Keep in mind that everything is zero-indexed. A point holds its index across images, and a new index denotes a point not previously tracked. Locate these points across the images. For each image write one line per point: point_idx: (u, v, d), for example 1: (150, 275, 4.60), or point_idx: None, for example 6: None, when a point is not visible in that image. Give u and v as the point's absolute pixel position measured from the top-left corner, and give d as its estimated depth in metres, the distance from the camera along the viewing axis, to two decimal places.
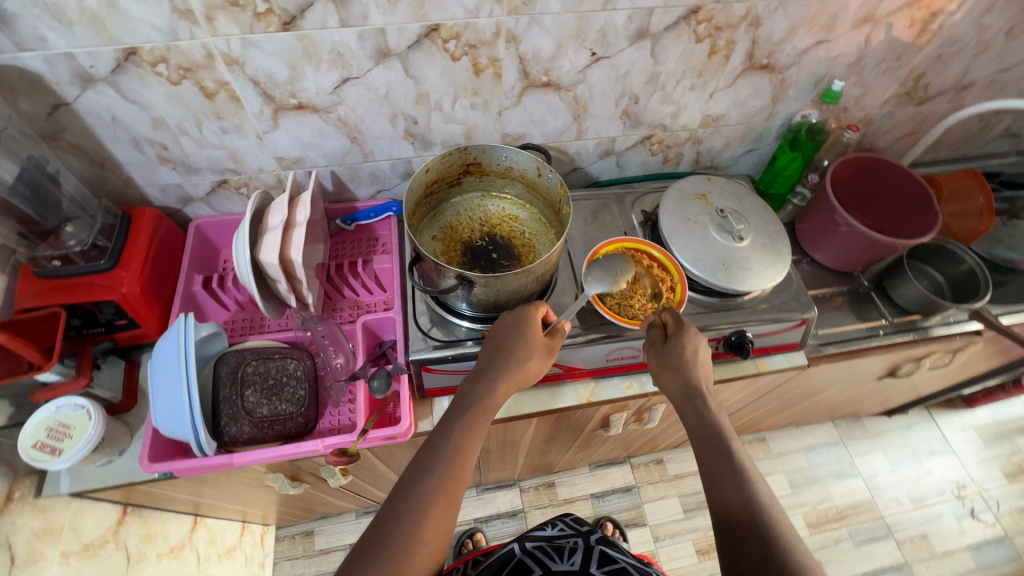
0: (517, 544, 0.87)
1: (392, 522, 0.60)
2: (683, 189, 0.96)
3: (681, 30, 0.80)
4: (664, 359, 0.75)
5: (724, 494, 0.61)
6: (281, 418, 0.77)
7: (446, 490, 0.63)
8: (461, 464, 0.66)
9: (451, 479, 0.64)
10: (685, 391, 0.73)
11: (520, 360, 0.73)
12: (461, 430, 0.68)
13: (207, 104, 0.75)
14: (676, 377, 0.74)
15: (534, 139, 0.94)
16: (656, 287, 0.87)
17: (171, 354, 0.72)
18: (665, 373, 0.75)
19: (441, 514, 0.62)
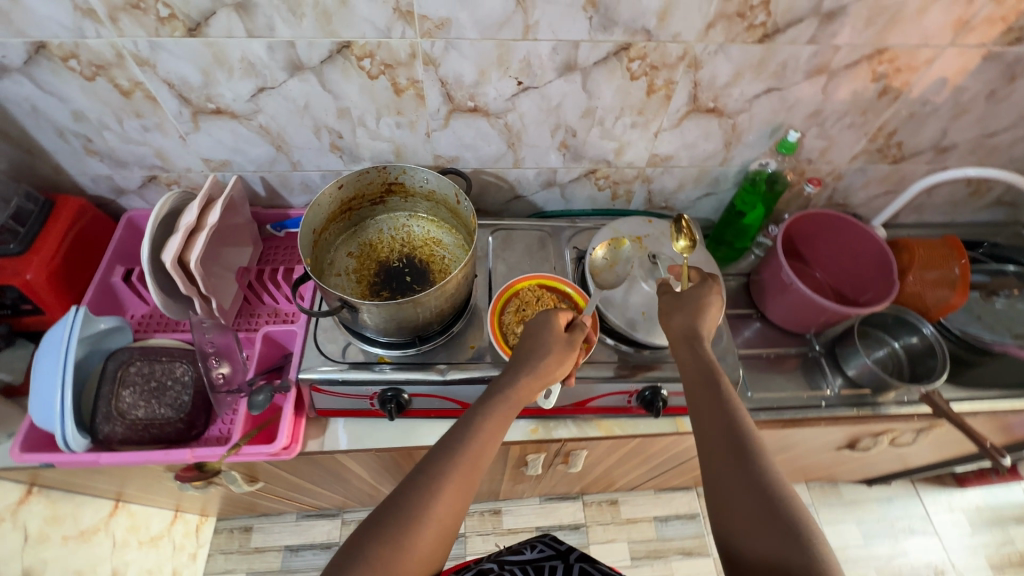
0: (493, 564, 0.73)
1: (404, 510, 0.54)
2: (619, 229, 0.93)
3: (613, 66, 0.76)
4: (675, 301, 0.73)
5: (734, 506, 0.53)
6: (157, 422, 0.76)
7: (461, 482, 0.58)
8: (478, 453, 0.61)
9: (466, 470, 0.59)
10: (687, 334, 0.69)
11: (544, 353, 0.69)
12: (485, 416, 0.64)
13: (124, 101, 0.76)
14: (686, 320, 0.70)
15: (468, 163, 0.91)
16: None
17: (54, 346, 0.72)
18: (676, 313, 0.72)
19: (452, 508, 0.57)
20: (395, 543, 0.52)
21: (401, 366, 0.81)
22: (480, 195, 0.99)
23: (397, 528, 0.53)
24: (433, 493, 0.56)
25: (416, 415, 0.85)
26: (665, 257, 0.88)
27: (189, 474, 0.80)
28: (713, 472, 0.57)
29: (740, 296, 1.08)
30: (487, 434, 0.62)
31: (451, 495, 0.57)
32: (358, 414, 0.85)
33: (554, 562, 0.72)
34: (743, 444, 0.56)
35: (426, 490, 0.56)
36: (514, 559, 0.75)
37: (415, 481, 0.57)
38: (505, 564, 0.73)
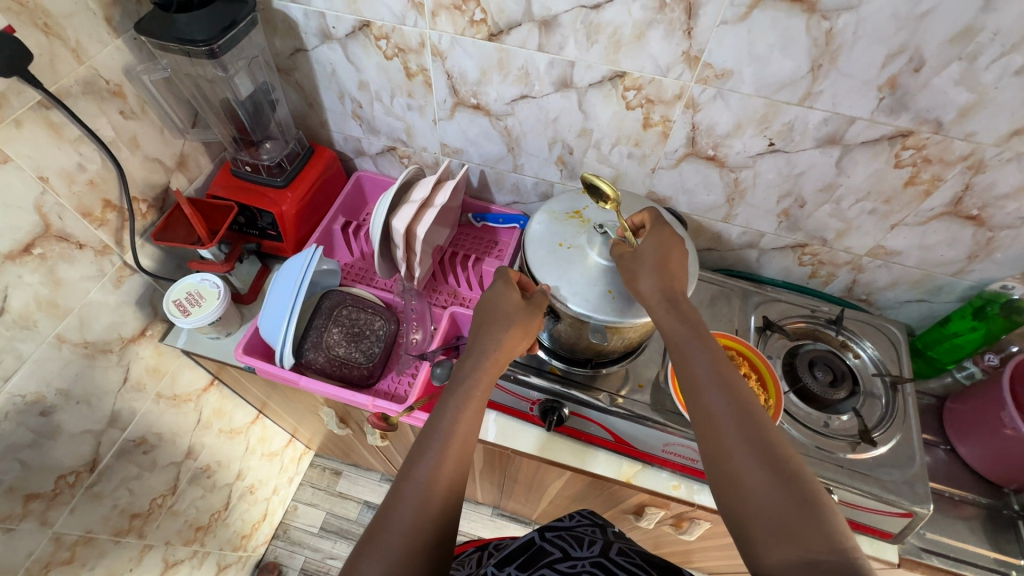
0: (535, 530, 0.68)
1: (400, 492, 0.53)
2: (554, 210, 0.79)
3: (880, 149, 0.73)
4: (634, 262, 0.66)
5: (733, 473, 0.50)
6: (349, 363, 0.84)
7: (454, 447, 0.56)
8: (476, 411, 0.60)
9: (457, 440, 0.57)
10: (662, 291, 0.63)
11: (508, 324, 0.66)
12: (458, 399, 0.60)
13: (405, 81, 0.86)
14: (656, 276, 0.64)
15: (679, 206, 0.92)
16: None
17: (293, 275, 0.83)
18: (644, 270, 0.65)
19: (454, 472, 0.55)
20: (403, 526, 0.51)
21: (569, 382, 0.83)
22: None
23: (404, 511, 0.51)
24: (425, 467, 0.54)
25: (565, 432, 0.87)
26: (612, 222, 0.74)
27: (379, 423, 0.86)
28: (716, 445, 0.52)
29: (928, 420, 0.96)
30: (467, 405, 0.60)
31: (447, 463, 0.55)
32: (511, 412, 0.89)
33: (594, 535, 0.66)
34: (744, 412, 0.52)
35: (421, 471, 0.54)
36: (554, 526, 0.69)
37: (408, 465, 0.55)
38: (546, 533, 0.68)
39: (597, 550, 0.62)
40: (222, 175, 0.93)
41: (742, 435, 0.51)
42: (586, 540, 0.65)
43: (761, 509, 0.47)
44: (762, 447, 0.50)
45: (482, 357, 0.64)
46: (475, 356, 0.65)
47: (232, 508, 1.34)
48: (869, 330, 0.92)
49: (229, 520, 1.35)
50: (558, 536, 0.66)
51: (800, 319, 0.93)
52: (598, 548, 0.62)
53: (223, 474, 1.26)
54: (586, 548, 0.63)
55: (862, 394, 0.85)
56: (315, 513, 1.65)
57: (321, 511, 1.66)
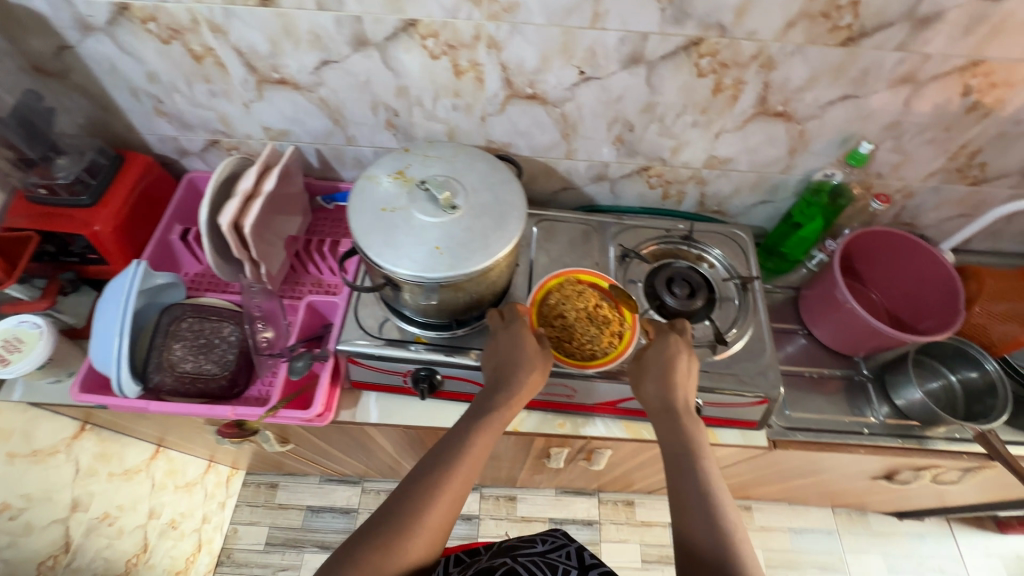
0: (507, 555, 0.73)
1: (377, 540, 0.56)
2: (373, 173, 0.75)
3: (681, 61, 0.74)
4: (641, 369, 0.73)
5: (696, 542, 0.56)
6: (202, 376, 0.80)
7: (444, 505, 0.60)
8: (472, 468, 0.64)
9: (450, 496, 0.61)
10: (661, 397, 0.70)
11: (529, 366, 0.71)
12: (467, 446, 0.66)
13: (195, 66, 0.78)
14: (659, 385, 0.70)
15: (521, 150, 0.90)
16: (601, 329, 0.80)
17: (115, 297, 0.76)
18: (646, 379, 0.72)
19: (435, 532, 0.59)
20: (385, 544, 0.56)
21: (437, 349, 0.81)
22: (529, 184, 0.98)
23: (375, 545, 0.56)
24: (415, 515, 0.59)
25: (446, 397, 0.86)
26: (435, 178, 0.74)
27: (230, 431, 0.85)
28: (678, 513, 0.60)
29: (787, 311, 1.04)
30: (467, 465, 0.64)
31: (433, 519, 0.59)
32: (390, 390, 0.87)
33: (569, 564, 0.70)
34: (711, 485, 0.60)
35: (403, 519, 0.58)
36: (526, 551, 0.74)
37: (393, 514, 0.59)
38: (519, 558, 0.72)
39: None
40: (17, 203, 0.82)
41: (709, 513, 0.57)
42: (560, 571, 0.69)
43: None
44: (722, 528, 0.56)
45: (498, 412, 0.69)
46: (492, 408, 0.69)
47: (152, 548, 1.28)
48: (721, 239, 0.96)
49: (152, 562, 1.28)
50: (531, 562, 0.71)
51: (655, 242, 0.95)
52: None
53: (130, 517, 1.19)
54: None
55: (717, 299, 0.89)
56: (258, 531, 1.56)
57: (263, 527, 1.58)
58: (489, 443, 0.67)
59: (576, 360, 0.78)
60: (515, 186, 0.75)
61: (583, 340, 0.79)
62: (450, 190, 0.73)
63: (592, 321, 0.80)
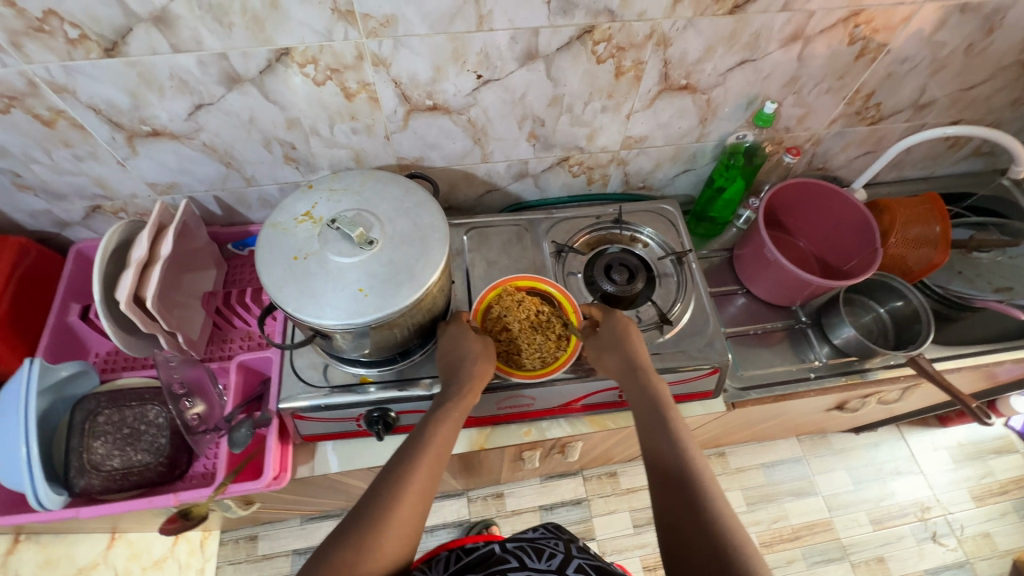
0: (499, 543, 0.78)
1: (347, 541, 0.53)
2: (278, 219, 0.70)
3: (577, 51, 0.72)
4: (600, 342, 0.75)
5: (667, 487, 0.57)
6: (135, 469, 0.74)
7: (412, 497, 0.58)
8: (435, 463, 0.62)
9: (416, 487, 0.59)
10: (624, 363, 0.71)
11: (472, 358, 0.71)
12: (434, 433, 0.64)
13: (48, 131, 0.69)
14: (617, 355, 0.72)
15: (435, 162, 0.86)
16: (546, 335, 0.78)
17: (12, 405, 0.69)
18: (610, 351, 0.74)
19: (407, 524, 0.57)
20: (364, 533, 0.54)
21: (385, 386, 0.78)
22: (451, 192, 0.95)
23: (352, 537, 0.54)
24: (390, 502, 0.57)
25: (405, 431, 0.83)
26: (347, 213, 0.70)
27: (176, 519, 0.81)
28: (652, 455, 0.62)
29: (725, 272, 1.06)
30: (428, 460, 0.61)
31: (404, 511, 0.57)
32: (345, 435, 0.83)
33: (555, 548, 0.75)
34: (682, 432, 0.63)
35: (376, 510, 0.56)
36: (516, 538, 0.79)
37: (360, 513, 0.56)
38: (507, 544, 0.77)
39: (554, 563, 0.71)
40: None
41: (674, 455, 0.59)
42: (546, 552, 0.74)
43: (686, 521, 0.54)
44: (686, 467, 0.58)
45: (453, 403, 0.67)
46: (447, 404, 0.67)
47: None
48: (650, 216, 0.96)
49: None
50: (519, 548, 0.76)
51: (586, 231, 0.94)
52: (556, 563, 0.71)
53: None
54: (543, 560, 0.72)
55: (657, 278, 0.90)
56: None
57: None
58: (450, 438, 0.65)
59: (528, 372, 0.77)
60: (433, 206, 0.72)
61: (532, 351, 0.78)
62: (364, 224, 0.68)
63: (537, 329, 0.78)
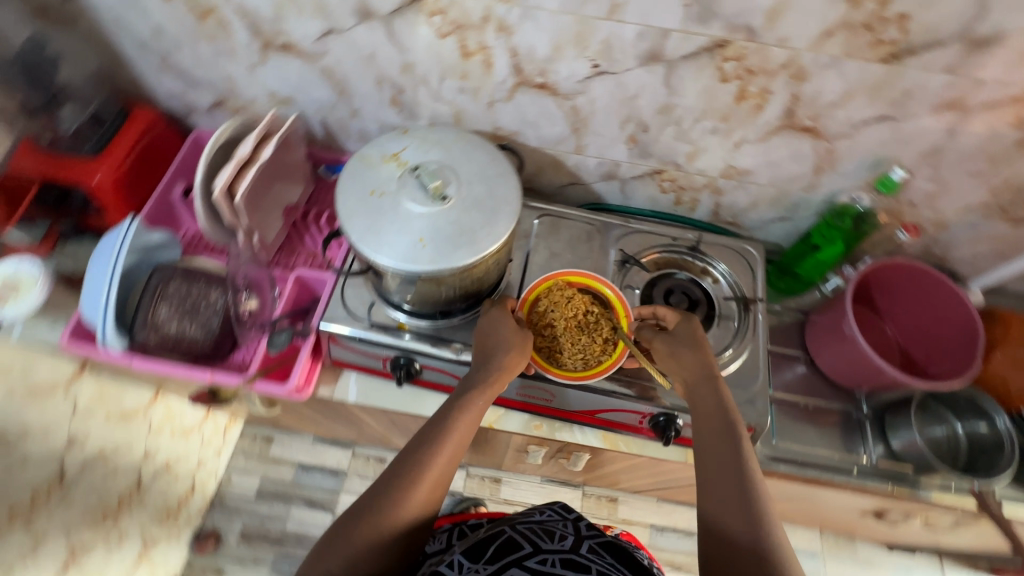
0: (508, 521, 0.80)
1: (364, 522, 0.57)
2: (368, 154, 0.73)
3: (703, 64, 0.68)
4: (669, 339, 0.71)
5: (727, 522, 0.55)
6: (186, 340, 0.80)
7: (428, 488, 0.60)
8: (455, 451, 0.64)
9: (431, 479, 0.60)
10: (700, 369, 0.68)
11: (507, 347, 0.71)
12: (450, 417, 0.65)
13: (201, 23, 0.76)
14: (694, 355, 0.69)
15: (528, 140, 0.86)
16: (591, 337, 0.77)
17: (107, 250, 0.78)
18: (683, 351, 0.69)
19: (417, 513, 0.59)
20: (380, 518, 0.57)
21: (417, 338, 0.80)
22: (536, 175, 0.94)
23: (371, 518, 0.57)
24: (405, 491, 0.59)
25: (424, 385, 0.86)
26: (429, 165, 0.72)
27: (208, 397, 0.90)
28: (708, 489, 0.59)
29: (792, 334, 0.98)
30: (448, 449, 0.63)
31: (419, 498, 0.59)
32: (370, 372, 0.86)
33: (565, 531, 0.77)
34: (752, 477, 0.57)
35: (391, 498, 0.58)
36: (524, 520, 0.80)
37: (378, 496, 0.59)
38: (517, 525, 0.79)
39: (565, 544, 0.73)
40: (23, 151, 0.82)
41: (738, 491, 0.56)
42: (557, 535, 0.75)
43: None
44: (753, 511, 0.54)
45: (482, 392, 0.67)
46: (474, 394, 0.67)
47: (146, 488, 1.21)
48: (729, 253, 0.91)
49: None
50: (528, 529, 0.78)
51: (657, 249, 0.91)
52: (568, 544, 0.73)
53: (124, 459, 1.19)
54: (556, 542, 0.73)
55: (716, 318, 0.85)
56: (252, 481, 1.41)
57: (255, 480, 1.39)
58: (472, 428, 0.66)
59: (569, 372, 0.77)
60: (512, 180, 0.72)
61: (575, 350, 0.77)
62: (442, 179, 0.70)
63: (583, 329, 0.78)
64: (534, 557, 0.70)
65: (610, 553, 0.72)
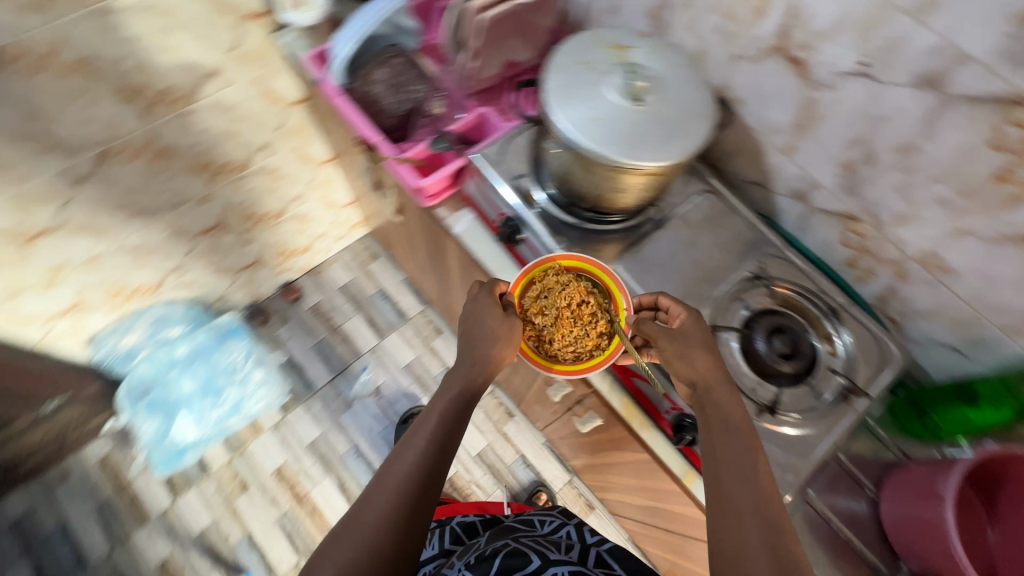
0: (513, 538, 0.87)
1: (350, 542, 0.59)
2: (602, 35, 0.77)
3: (982, 115, 0.60)
4: (677, 339, 0.68)
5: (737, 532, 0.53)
6: (378, 105, 0.95)
7: (411, 508, 0.62)
8: (449, 446, 0.68)
9: (413, 499, 0.62)
10: (706, 368, 0.66)
11: (495, 342, 0.74)
12: (445, 419, 0.70)
13: None
14: (707, 354, 0.67)
15: (746, 114, 0.83)
16: (587, 331, 0.79)
17: (376, 8, 0.92)
18: (695, 351, 0.67)
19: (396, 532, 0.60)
20: (364, 540, 0.59)
21: (536, 213, 0.86)
22: (729, 157, 0.91)
23: (360, 538, 0.59)
24: (390, 515, 0.61)
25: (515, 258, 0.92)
26: (645, 70, 0.74)
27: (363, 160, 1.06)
28: (716, 497, 0.57)
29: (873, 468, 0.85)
30: (432, 460, 0.66)
31: (398, 521, 0.61)
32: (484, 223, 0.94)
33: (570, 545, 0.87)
34: (770, 501, 0.55)
35: (376, 519, 0.60)
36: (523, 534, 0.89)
37: (366, 513, 0.61)
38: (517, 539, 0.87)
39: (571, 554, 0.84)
40: None
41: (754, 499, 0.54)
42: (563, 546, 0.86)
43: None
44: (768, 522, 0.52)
45: (477, 373, 0.74)
46: (488, 352, 0.74)
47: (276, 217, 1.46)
48: (867, 341, 0.81)
49: (277, 228, 1.62)
50: (529, 539, 0.87)
51: (796, 288, 0.84)
52: (578, 556, 0.84)
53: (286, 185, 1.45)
54: (562, 552, 0.83)
55: (806, 382, 0.78)
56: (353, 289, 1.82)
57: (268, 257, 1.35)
58: (463, 419, 0.72)
59: (564, 365, 0.79)
60: (703, 124, 0.71)
61: (568, 343, 0.79)
62: (646, 85, 0.72)
63: (580, 321, 0.79)
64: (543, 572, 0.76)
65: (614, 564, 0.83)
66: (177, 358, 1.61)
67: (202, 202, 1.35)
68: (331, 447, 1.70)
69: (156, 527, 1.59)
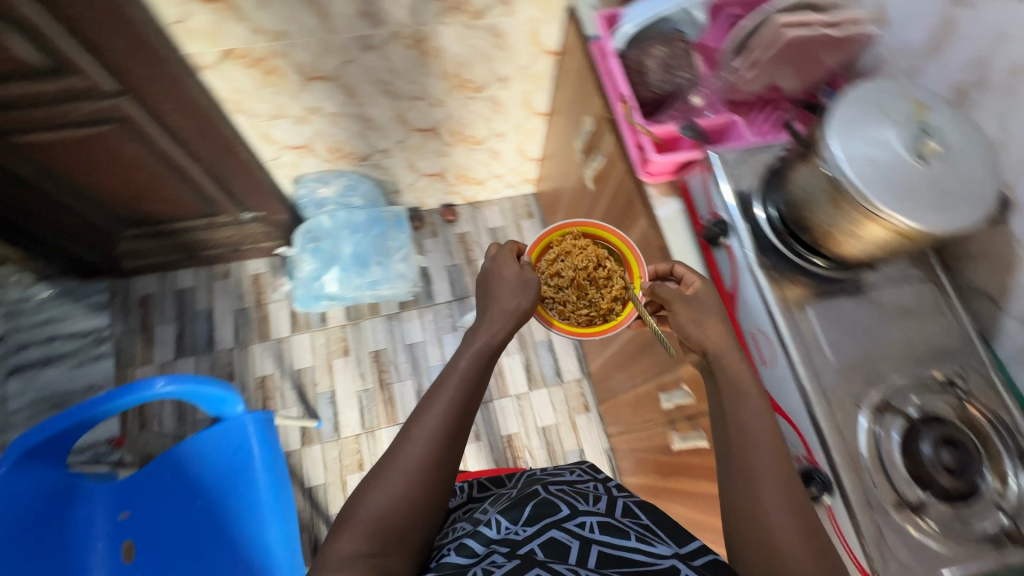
0: (541, 484, 0.89)
1: (381, 480, 0.75)
2: (906, 86, 0.76)
3: None
4: (689, 310, 0.85)
5: (760, 484, 0.70)
6: (640, 80, 1.02)
7: (429, 451, 0.77)
8: (471, 404, 0.83)
9: (427, 447, 0.77)
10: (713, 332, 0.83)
11: (519, 292, 0.94)
12: (458, 379, 0.84)
13: None
14: (715, 317, 0.83)
15: (1016, 218, 0.79)
16: (599, 294, 1.04)
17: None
18: (707, 319, 0.83)
19: (417, 467, 0.75)
20: (392, 476, 0.74)
21: (750, 226, 0.87)
22: (967, 255, 0.87)
23: (393, 478, 0.74)
24: (410, 459, 0.76)
25: (704, 258, 0.94)
26: (940, 133, 0.71)
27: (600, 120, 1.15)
28: (735, 454, 0.74)
29: None
30: (446, 413, 0.80)
31: (417, 461, 0.76)
32: (689, 216, 0.98)
33: (596, 493, 0.89)
34: (779, 452, 0.73)
35: (399, 460, 0.76)
36: (555, 484, 0.91)
37: (389, 460, 0.77)
38: (549, 487, 0.89)
39: (599, 505, 0.86)
40: None
41: (772, 460, 0.72)
42: (591, 497, 0.87)
43: (771, 534, 0.67)
44: (785, 480, 0.71)
45: (497, 332, 0.91)
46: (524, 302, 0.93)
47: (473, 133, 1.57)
48: None
49: (471, 154, 1.78)
50: (558, 487, 0.89)
51: (988, 413, 0.78)
52: (604, 507, 0.85)
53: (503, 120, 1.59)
54: (590, 503, 0.85)
55: (961, 504, 0.73)
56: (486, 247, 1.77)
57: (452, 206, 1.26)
58: (485, 376, 0.87)
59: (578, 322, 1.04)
60: (980, 208, 0.68)
61: (582, 304, 1.04)
62: (937, 146, 0.70)
63: (598, 283, 1.03)
64: (570, 519, 0.80)
65: (643, 512, 0.86)
66: (354, 220, 1.78)
67: (436, 105, 1.52)
68: (425, 355, 1.86)
69: (270, 348, 1.85)
